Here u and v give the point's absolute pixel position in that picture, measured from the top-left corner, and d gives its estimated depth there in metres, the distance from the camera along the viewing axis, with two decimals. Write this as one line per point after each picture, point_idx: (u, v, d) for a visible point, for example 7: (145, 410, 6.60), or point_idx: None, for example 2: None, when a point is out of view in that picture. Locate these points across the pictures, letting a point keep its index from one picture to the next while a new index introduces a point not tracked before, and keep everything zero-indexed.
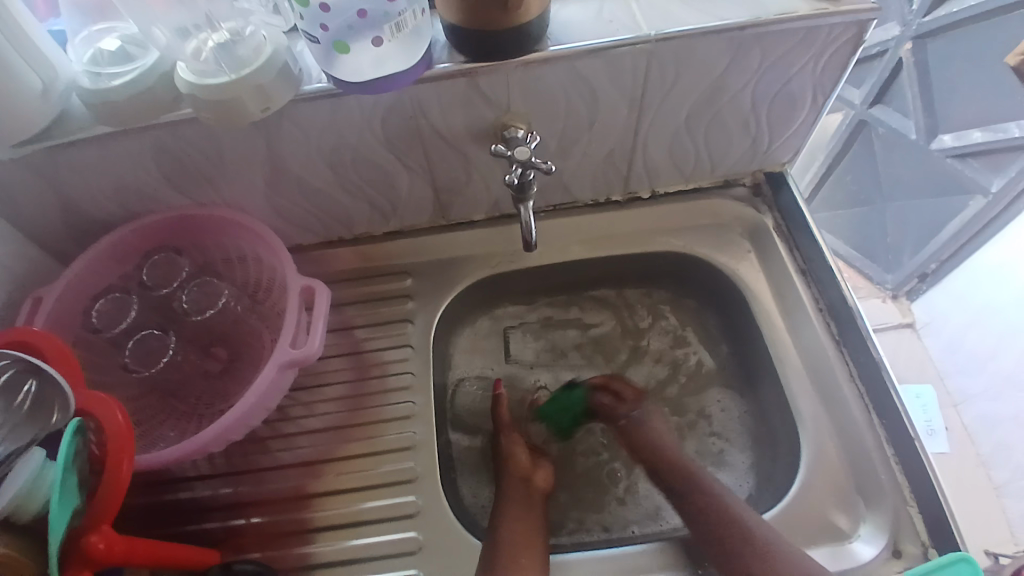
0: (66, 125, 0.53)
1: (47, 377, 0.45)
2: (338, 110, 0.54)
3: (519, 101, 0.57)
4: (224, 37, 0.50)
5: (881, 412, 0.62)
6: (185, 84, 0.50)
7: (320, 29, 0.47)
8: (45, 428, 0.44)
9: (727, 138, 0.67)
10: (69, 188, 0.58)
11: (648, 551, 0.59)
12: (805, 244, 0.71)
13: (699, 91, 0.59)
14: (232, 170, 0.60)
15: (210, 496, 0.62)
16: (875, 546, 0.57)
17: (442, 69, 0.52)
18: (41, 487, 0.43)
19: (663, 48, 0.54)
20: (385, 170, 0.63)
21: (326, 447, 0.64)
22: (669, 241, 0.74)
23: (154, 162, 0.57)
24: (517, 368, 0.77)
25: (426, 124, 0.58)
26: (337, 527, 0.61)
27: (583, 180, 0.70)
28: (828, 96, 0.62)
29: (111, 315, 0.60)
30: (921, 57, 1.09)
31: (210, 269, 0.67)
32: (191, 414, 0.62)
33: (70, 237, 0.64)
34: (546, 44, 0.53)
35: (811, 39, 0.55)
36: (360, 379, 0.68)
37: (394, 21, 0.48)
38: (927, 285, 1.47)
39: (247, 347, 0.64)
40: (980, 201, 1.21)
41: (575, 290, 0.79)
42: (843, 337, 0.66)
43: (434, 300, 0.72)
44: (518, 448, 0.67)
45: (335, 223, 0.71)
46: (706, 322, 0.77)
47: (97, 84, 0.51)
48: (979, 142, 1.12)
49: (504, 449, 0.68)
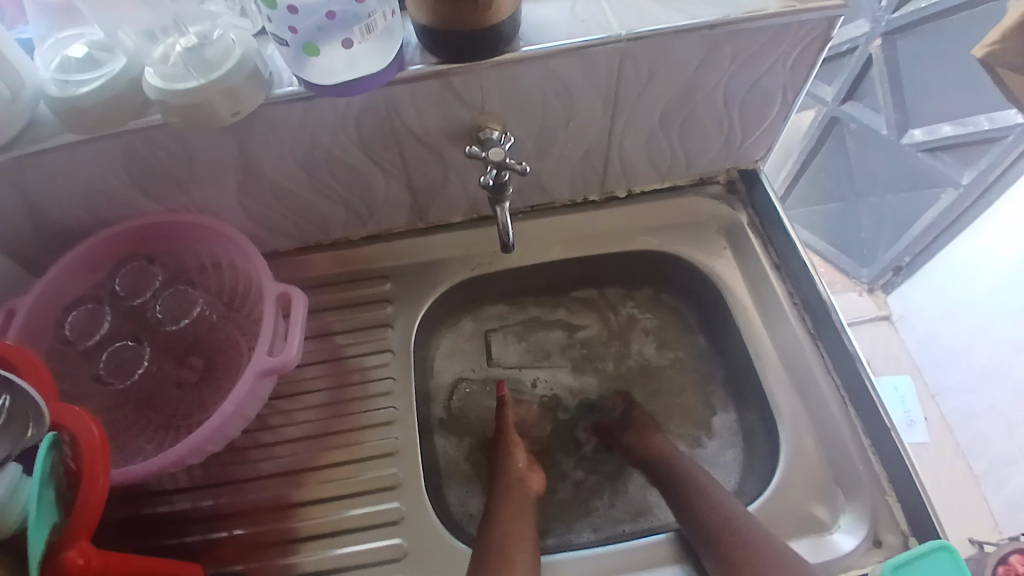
0: (31, 131, 0.52)
1: (19, 391, 0.43)
2: (311, 112, 0.54)
3: (493, 101, 0.57)
4: (191, 41, 0.50)
5: (857, 403, 0.63)
6: (154, 89, 0.49)
7: (289, 32, 0.46)
8: (19, 442, 0.43)
9: (702, 136, 0.67)
10: (36, 196, 0.57)
11: (635, 549, 0.59)
12: (779, 239, 0.72)
13: (672, 89, 0.59)
14: (204, 175, 0.59)
15: (189, 509, 0.61)
16: (855, 537, 0.58)
17: (415, 71, 0.52)
18: (17, 502, 0.42)
19: (636, 48, 0.54)
20: (361, 173, 0.63)
21: (307, 455, 0.63)
22: (647, 240, 0.75)
23: (123, 168, 0.56)
24: (501, 370, 0.77)
25: (401, 125, 0.57)
26: (319, 536, 0.60)
27: (561, 180, 0.70)
28: (799, 93, 0.63)
29: (83, 327, 0.59)
30: (892, 54, 1.11)
31: (183, 276, 0.65)
32: (168, 426, 0.60)
33: (38, 246, 0.62)
34: (518, 45, 0.53)
35: (782, 36, 0.56)
36: (341, 385, 0.67)
37: (365, 22, 0.46)
38: (902, 278, 1.50)
39: (222, 355, 0.63)
40: (951, 193, 1.23)
41: (555, 291, 0.79)
42: (818, 330, 0.67)
43: (414, 304, 0.72)
44: (515, 451, 0.67)
45: (311, 228, 0.70)
46: (686, 319, 0.78)
47: (64, 91, 0.50)
48: (949, 136, 1.15)
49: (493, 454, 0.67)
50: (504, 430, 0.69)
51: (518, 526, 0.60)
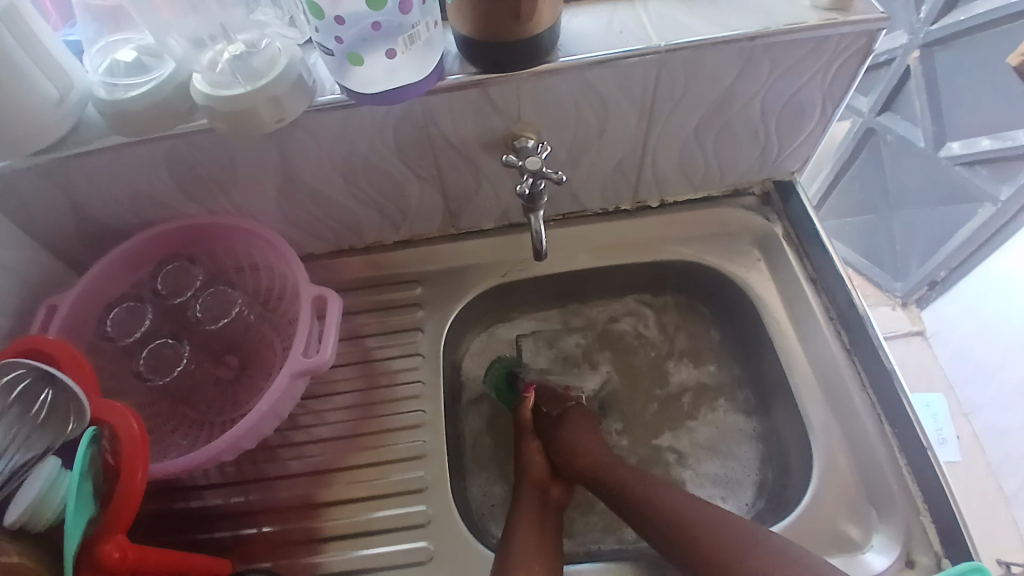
0: (80, 134, 0.54)
1: (62, 386, 0.46)
2: (350, 119, 0.55)
3: (529, 110, 0.57)
4: (240, 49, 0.51)
5: (892, 421, 0.62)
6: (201, 95, 0.51)
7: (334, 41, 0.47)
8: (61, 436, 0.45)
9: (736, 147, 0.67)
10: (83, 196, 0.59)
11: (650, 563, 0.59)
12: (815, 253, 0.71)
13: (709, 100, 0.59)
14: (244, 179, 0.61)
15: (221, 504, 0.63)
16: (888, 556, 0.57)
17: (453, 81, 0.52)
18: (55, 496, 0.43)
19: (674, 58, 0.54)
20: (397, 179, 0.64)
21: (337, 456, 0.64)
22: (678, 250, 0.74)
23: (167, 171, 0.58)
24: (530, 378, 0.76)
25: (437, 133, 0.58)
26: (348, 537, 0.61)
27: (592, 188, 0.70)
28: (837, 104, 0.62)
29: (125, 324, 0.61)
30: (929, 66, 1.09)
31: (222, 276, 0.67)
32: (202, 422, 0.62)
33: (83, 244, 0.64)
34: (556, 55, 0.53)
35: (821, 49, 0.55)
36: (370, 388, 0.68)
37: (407, 33, 0.47)
38: (937, 293, 1.46)
39: (258, 355, 0.65)
40: (988, 209, 1.20)
41: (584, 300, 0.79)
42: (854, 345, 0.66)
43: (443, 309, 0.72)
44: (535, 456, 0.67)
45: (346, 232, 0.71)
46: (719, 331, 0.77)
47: (113, 95, 0.51)
48: (988, 150, 1.12)
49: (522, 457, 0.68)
50: (522, 427, 0.70)
51: (545, 532, 0.60)
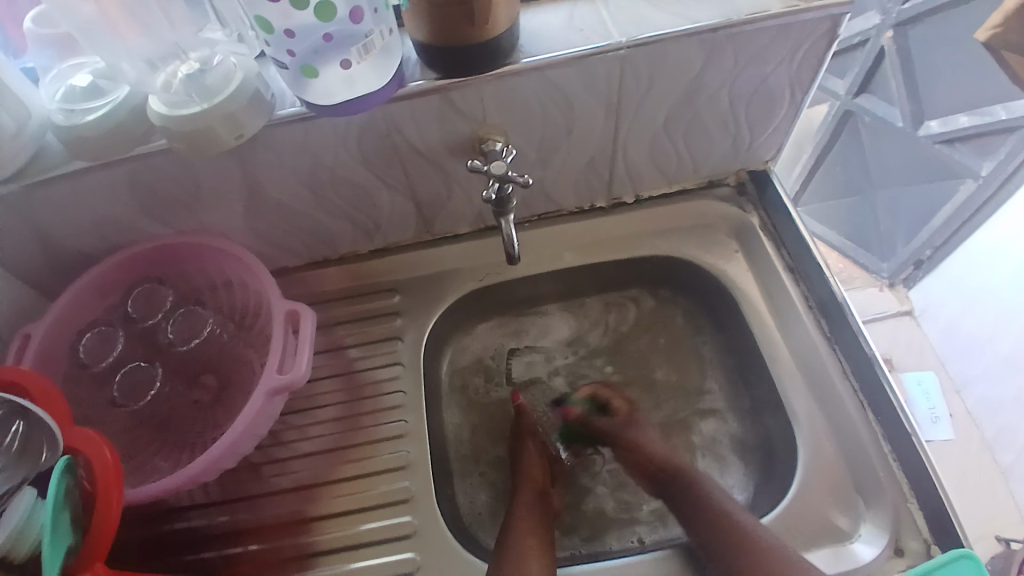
0: (42, 162, 0.53)
1: (36, 419, 0.45)
2: (312, 132, 0.54)
3: (494, 113, 0.57)
4: (193, 67, 0.51)
5: (876, 408, 0.62)
6: (157, 115, 0.50)
7: (287, 55, 0.47)
8: (35, 467, 0.44)
9: (707, 139, 0.66)
10: (49, 224, 0.58)
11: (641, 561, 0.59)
12: (792, 240, 0.70)
13: (677, 93, 0.59)
14: (210, 196, 0.60)
15: (207, 525, 0.62)
16: (876, 546, 0.56)
17: (414, 87, 0.52)
18: (32, 529, 0.42)
19: (637, 54, 0.54)
20: (365, 189, 0.63)
21: (322, 471, 0.64)
22: (656, 245, 0.74)
23: (131, 194, 0.57)
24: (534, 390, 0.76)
25: (402, 141, 0.58)
26: (337, 552, 0.61)
27: (565, 187, 0.70)
28: (806, 90, 0.62)
29: (98, 350, 0.61)
30: (903, 44, 1.08)
31: (194, 297, 0.66)
32: (184, 445, 0.61)
33: (54, 271, 0.63)
34: (517, 56, 0.52)
35: (786, 35, 0.55)
36: (353, 400, 0.67)
37: (361, 42, 0.47)
38: (923, 272, 1.46)
39: (237, 375, 0.64)
40: (970, 185, 1.20)
41: (565, 297, 0.79)
42: (834, 333, 0.66)
43: (422, 316, 0.72)
44: (536, 462, 0.68)
45: (319, 244, 0.71)
46: (695, 323, 0.77)
47: (70, 121, 0.51)
48: (966, 126, 1.12)
49: (520, 464, 0.68)
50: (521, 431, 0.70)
51: (533, 525, 0.61)
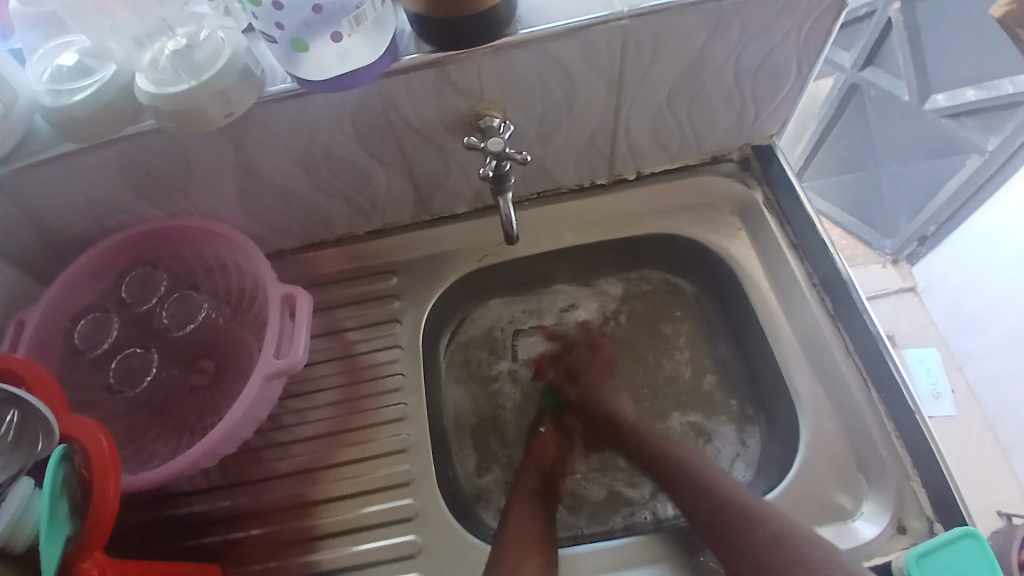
0: (30, 144, 0.52)
1: (30, 408, 0.44)
2: (306, 110, 0.53)
3: (492, 89, 0.55)
4: (180, 44, 0.49)
5: (879, 386, 0.61)
6: (145, 94, 0.48)
7: (275, 29, 0.45)
8: (31, 457, 0.43)
9: (711, 114, 0.65)
10: (40, 208, 0.56)
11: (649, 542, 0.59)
12: (795, 216, 0.69)
13: (680, 66, 0.57)
14: (203, 177, 0.58)
15: (208, 510, 0.62)
16: (878, 524, 0.56)
17: (409, 61, 0.50)
18: (29, 519, 0.41)
19: (639, 25, 0.52)
20: (362, 169, 0.62)
21: (322, 454, 0.63)
22: (658, 223, 0.73)
23: (122, 176, 0.56)
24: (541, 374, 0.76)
25: (399, 118, 0.56)
26: (339, 535, 0.60)
27: (565, 164, 0.68)
28: (813, 63, 0.60)
29: (93, 335, 0.60)
30: (910, 16, 1.07)
31: (189, 280, 0.65)
32: (182, 429, 0.60)
33: (46, 255, 0.62)
34: (515, 28, 0.51)
35: (794, 6, 0.53)
36: (352, 383, 0.67)
37: (353, 14, 0.45)
38: (927, 247, 1.45)
39: (234, 357, 0.63)
40: (977, 159, 1.18)
41: (569, 277, 0.77)
42: (838, 311, 0.65)
43: (421, 298, 0.71)
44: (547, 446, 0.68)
45: (316, 226, 0.69)
46: (700, 302, 0.76)
47: (58, 101, 0.49)
48: (973, 100, 1.10)
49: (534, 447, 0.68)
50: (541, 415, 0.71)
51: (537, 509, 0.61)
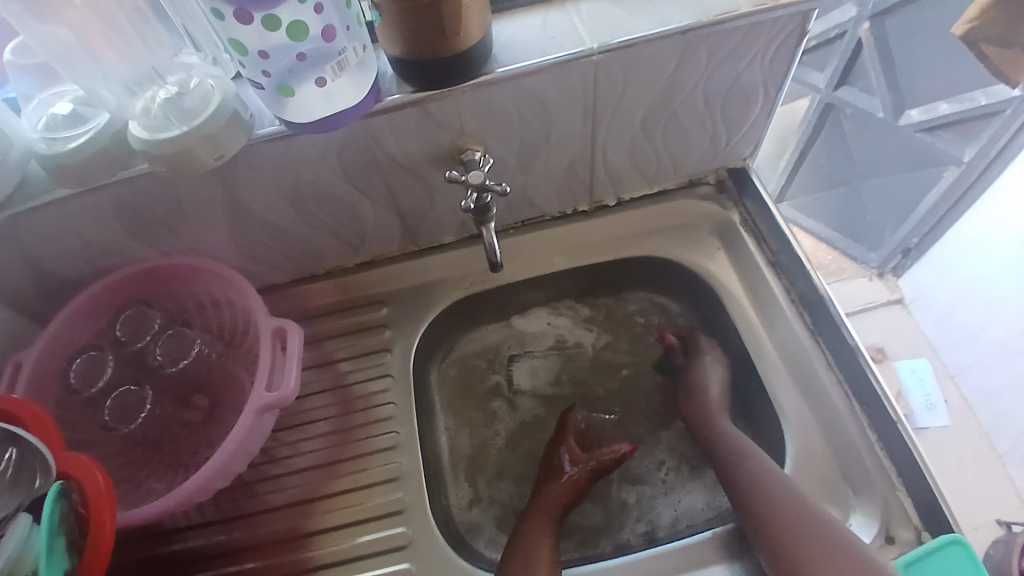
0: (27, 190, 0.54)
1: (29, 445, 0.45)
2: (292, 149, 0.55)
3: (472, 122, 0.57)
4: (171, 91, 0.52)
5: (861, 399, 0.62)
6: (140, 141, 0.50)
7: (263, 75, 0.47)
8: (30, 494, 0.44)
9: (685, 139, 0.67)
10: (36, 251, 0.58)
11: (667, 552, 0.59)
12: (772, 236, 0.71)
13: (652, 95, 0.59)
14: (195, 216, 0.60)
15: (204, 546, 0.62)
16: (868, 534, 0.57)
17: (391, 101, 0.53)
18: (29, 555, 0.42)
19: (609, 58, 0.54)
20: (349, 203, 0.64)
21: (317, 485, 0.64)
22: (641, 246, 0.75)
23: (116, 218, 0.57)
24: (534, 398, 0.77)
25: (383, 154, 0.58)
26: (334, 566, 0.61)
27: (547, 192, 0.70)
28: (779, 87, 0.63)
29: (87, 375, 0.60)
30: (881, 35, 1.10)
31: (182, 316, 0.67)
32: (177, 464, 0.61)
33: (42, 296, 0.63)
34: (491, 66, 0.53)
35: (756, 34, 0.56)
36: (345, 413, 0.68)
37: (336, 60, 0.47)
38: (911, 259, 1.47)
39: (228, 392, 0.64)
40: (953, 171, 1.21)
41: (556, 301, 0.79)
42: (818, 326, 0.66)
43: (410, 327, 0.72)
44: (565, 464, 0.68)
45: (305, 259, 0.71)
46: (688, 322, 0.78)
47: (53, 149, 0.51)
48: (947, 113, 1.13)
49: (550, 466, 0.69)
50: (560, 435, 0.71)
51: (534, 532, 0.62)
